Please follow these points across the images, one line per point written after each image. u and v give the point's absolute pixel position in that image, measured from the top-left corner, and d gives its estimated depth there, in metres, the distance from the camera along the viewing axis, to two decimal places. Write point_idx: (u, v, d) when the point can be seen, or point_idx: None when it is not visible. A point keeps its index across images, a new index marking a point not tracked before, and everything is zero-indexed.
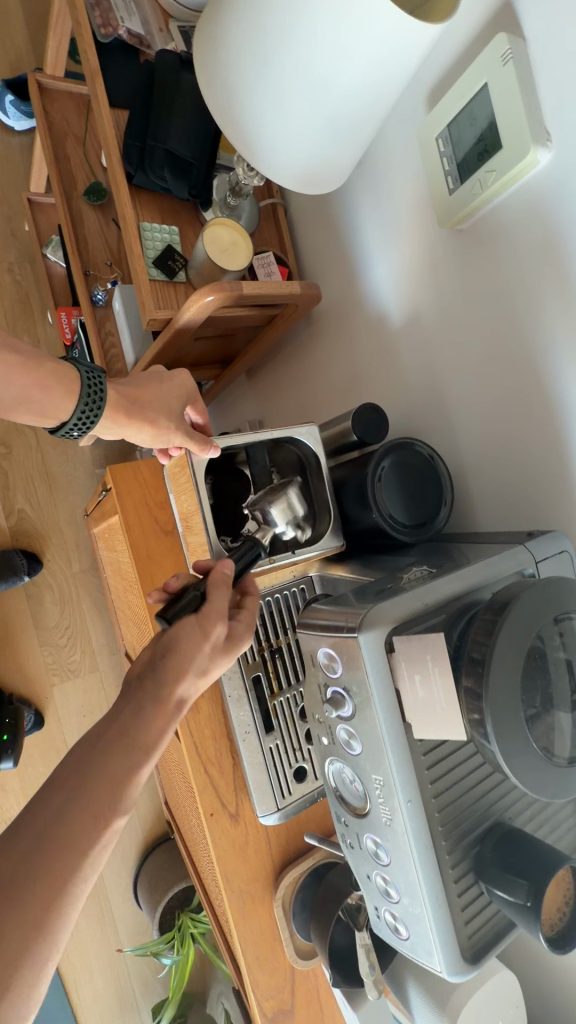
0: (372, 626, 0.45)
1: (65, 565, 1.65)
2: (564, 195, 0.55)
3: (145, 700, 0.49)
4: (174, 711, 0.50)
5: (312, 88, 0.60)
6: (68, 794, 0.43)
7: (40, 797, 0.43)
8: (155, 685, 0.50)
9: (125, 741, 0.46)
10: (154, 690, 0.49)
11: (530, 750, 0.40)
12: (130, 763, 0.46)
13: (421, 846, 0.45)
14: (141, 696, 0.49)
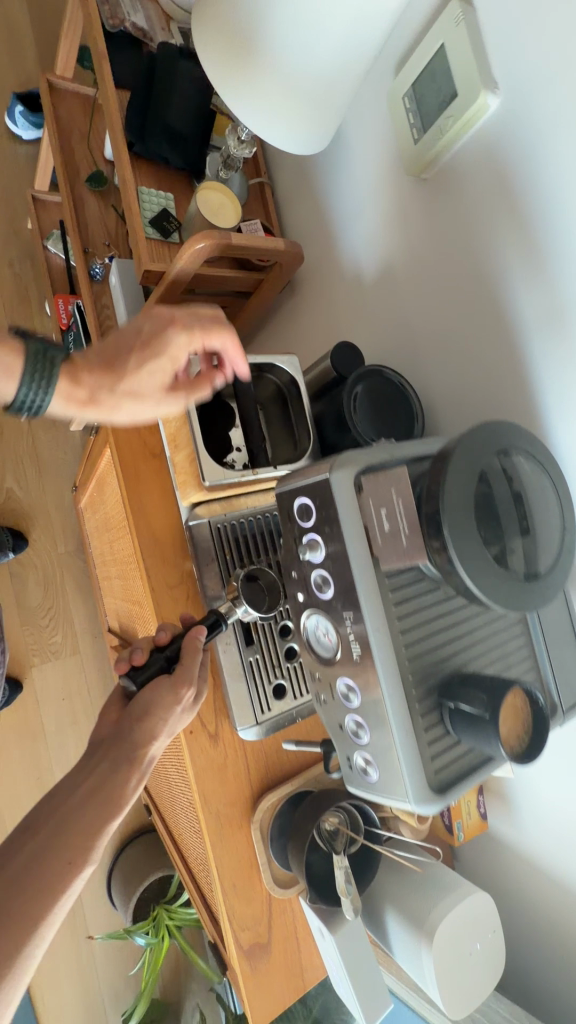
0: (343, 466, 0.49)
1: (51, 546, 1.65)
2: (511, 134, 0.63)
3: (116, 757, 0.57)
4: (139, 771, 0.57)
5: (294, 50, 0.70)
6: (42, 840, 0.50)
7: (19, 847, 0.50)
8: (125, 742, 0.58)
9: (96, 796, 0.54)
10: (124, 748, 0.58)
11: (484, 559, 0.44)
12: (100, 814, 0.53)
13: (388, 670, 0.48)
14: (112, 755, 0.57)
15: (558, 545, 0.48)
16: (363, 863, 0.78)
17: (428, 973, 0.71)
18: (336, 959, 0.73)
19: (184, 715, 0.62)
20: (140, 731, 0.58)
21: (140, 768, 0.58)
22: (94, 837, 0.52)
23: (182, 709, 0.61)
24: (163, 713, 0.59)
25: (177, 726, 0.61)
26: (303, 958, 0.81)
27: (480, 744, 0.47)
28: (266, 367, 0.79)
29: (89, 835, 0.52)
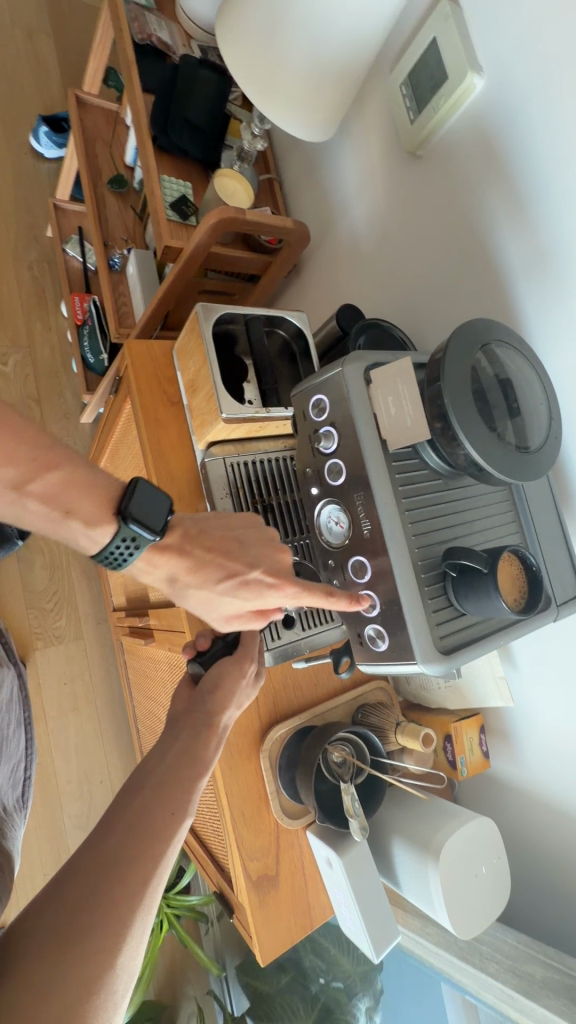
0: (354, 360, 0.55)
1: None
2: (496, 108, 0.73)
3: (193, 726, 0.55)
4: (216, 736, 0.55)
5: (307, 42, 0.80)
6: (144, 799, 0.46)
7: (115, 812, 0.45)
8: (199, 712, 0.56)
9: (185, 756, 0.51)
10: (200, 715, 0.56)
11: (479, 428, 0.50)
12: (191, 773, 0.50)
13: (395, 536, 0.53)
14: (190, 723, 0.55)
15: (545, 429, 0.54)
16: (369, 792, 0.80)
17: (435, 892, 0.72)
18: (344, 886, 0.74)
19: (249, 690, 0.62)
20: (213, 698, 0.57)
21: (216, 735, 0.55)
22: (192, 795, 0.49)
23: (246, 684, 0.61)
24: (230, 686, 0.59)
25: (243, 701, 0.61)
26: (310, 897, 0.80)
27: (480, 603, 0.51)
28: (278, 319, 0.85)
29: (187, 794, 0.49)
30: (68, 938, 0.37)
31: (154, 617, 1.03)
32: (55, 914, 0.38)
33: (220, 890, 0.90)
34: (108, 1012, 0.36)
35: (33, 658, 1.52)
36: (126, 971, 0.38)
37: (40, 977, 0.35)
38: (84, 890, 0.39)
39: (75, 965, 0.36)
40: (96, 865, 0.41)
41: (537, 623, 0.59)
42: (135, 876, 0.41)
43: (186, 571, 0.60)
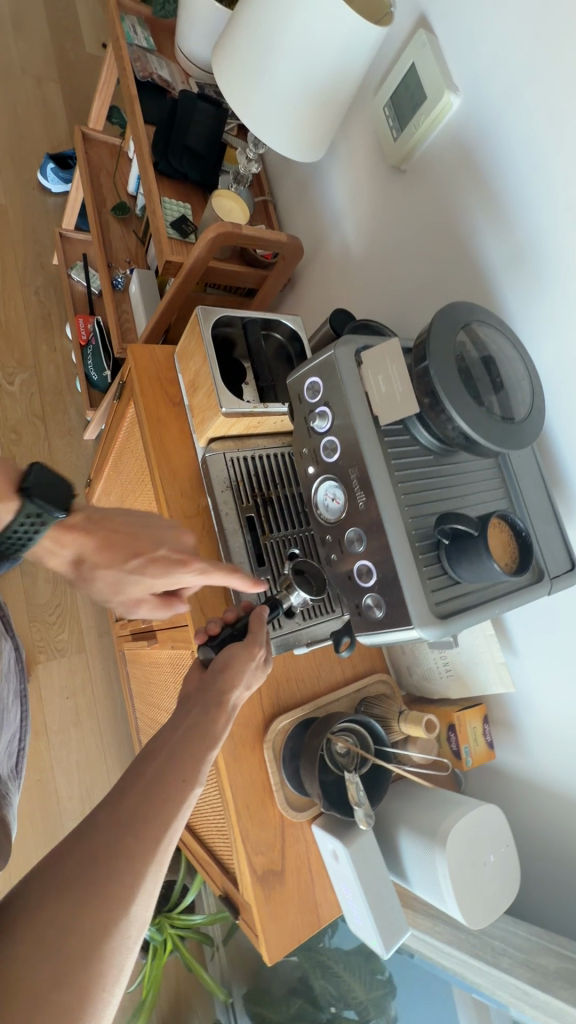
0: (345, 343, 0.58)
1: None
2: (471, 122, 0.78)
3: (203, 701, 0.56)
4: (226, 713, 0.56)
5: (298, 68, 0.87)
6: (161, 764, 0.47)
7: (133, 774, 0.47)
8: (210, 690, 0.57)
9: (197, 729, 0.53)
10: (210, 694, 0.57)
11: (464, 399, 0.53)
12: (205, 744, 0.52)
13: (389, 505, 0.55)
14: (200, 700, 0.56)
15: (528, 404, 0.57)
16: (374, 783, 0.79)
17: (443, 881, 0.72)
18: (351, 878, 0.73)
19: (260, 673, 0.63)
20: (224, 677, 0.58)
21: (227, 711, 0.57)
22: (206, 764, 0.50)
23: (256, 667, 0.62)
24: (240, 664, 0.60)
25: (253, 682, 0.62)
26: (317, 892, 0.79)
27: (472, 567, 0.53)
28: (274, 321, 0.89)
29: (201, 762, 0.50)
30: (83, 884, 0.39)
31: (157, 618, 1.04)
32: (74, 862, 0.40)
33: (226, 893, 0.88)
34: (120, 957, 0.38)
35: (36, 671, 1.47)
36: (137, 922, 0.39)
37: (57, 920, 0.37)
38: (98, 845, 0.41)
39: (91, 910, 0.38)
40: (114, 820, 0.42)
41: (531, 595, 0.60)
42: (149, 835, 0.42)
43: (89, 553, 0.68)
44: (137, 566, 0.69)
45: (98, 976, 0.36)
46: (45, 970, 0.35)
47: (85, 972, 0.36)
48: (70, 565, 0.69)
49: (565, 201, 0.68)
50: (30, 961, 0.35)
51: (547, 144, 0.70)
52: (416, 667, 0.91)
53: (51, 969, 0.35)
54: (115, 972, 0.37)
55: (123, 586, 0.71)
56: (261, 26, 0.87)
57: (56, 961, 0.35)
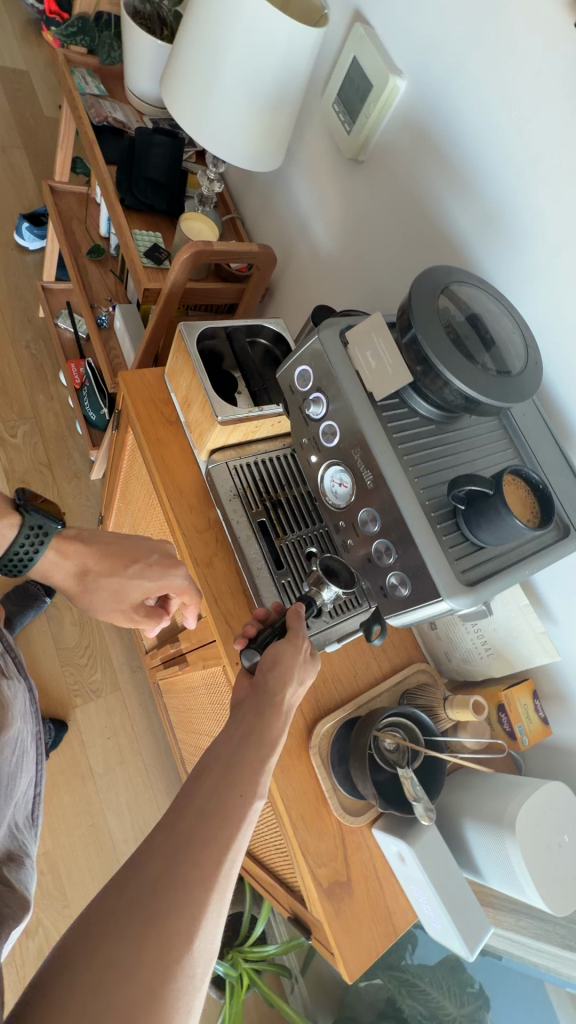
0: (328, 325, 0.58)
1: None
2: (420, 99, 0.79)
3: (257, 704, 0.56)
4: (283, 716, 0.55)
5: (244, 80, 0.89)
6: (213, 785, 0.47)
7: (186, 798, 0.46)
8: (263, 693, 0.56)
9: (250, 739, 0.52)
10: (264, 695, 0.56)
11: (456, 359, 0.52)
12: (257, 759, 0.51)
13: (396, 479, 0.54)
14: (254, 701, 0.56)
15: (523, 357, 0.56)
16: (430, 775, 0.76)
17: (518, 869, 0.68)
18: (421, 880, 0.70)
19: (310, 667, 0.60)
20: (275, 677, 0.57)
21: (284, 715, 0.56)
22: (259, 781, 0.49)
23: (305, 658, 0.60)
24: (289, 659, 0.58)
25: (306, 676, 0.59)
26: (388, 899, 0.75)
27: (493, 527, 0.52)
28: (257, 327, 0.90)
29: (253, 780, 0.49)
30: (143, 916, 0.39)
31: (186, 642, 1.02)
32: (134, 892, 0.40)
33: (296, 913, 0.85)
34: (184, 998, 0.37)
35: (75, 716, 1.45)
36: (202, 957, 0.39)
37: (116, 964, 0.36)
38: (155, 879, 0.40)
39: (151, 949, 0.37)
40: (173, 845, 0.42)
41: (560, 553, 0.58)
42: (206, 863, 0.42)
43: (96, 559, 0.73)
44: (138, 573, 0.73)
45: (163, 1020, 0.36)
46: (107, 1022, 0.34)
47: (148, 1016, 0.35)
48: (77, 575, 0.74)
49: (526, 155, 0.68)
50: (91, 1012, 0.34)
51: (497, 105, 0.70)
52: (454, 651, 0.87)
53: (113, 1019, 0.35)
54: (179, 1013, 0.37)
55: (125, 594, 0.74)
56: (203, 49, 0.89)
57: (115, 1012, 0.35)
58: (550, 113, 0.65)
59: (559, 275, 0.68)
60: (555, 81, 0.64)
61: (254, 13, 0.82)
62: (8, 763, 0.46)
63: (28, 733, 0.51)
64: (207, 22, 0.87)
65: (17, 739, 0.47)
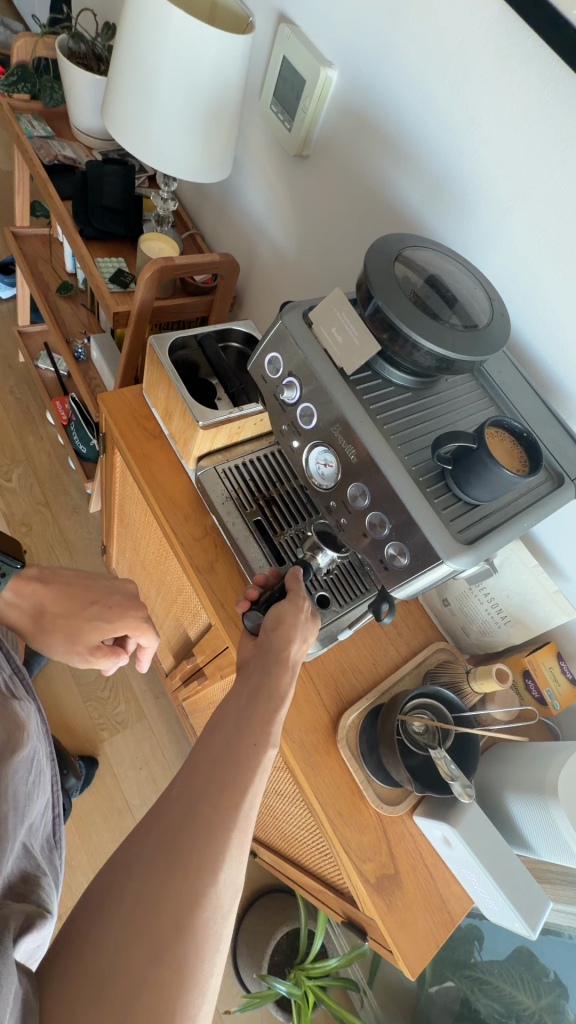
0: (290, 309, 0.59)
1: None
2: (354, 84, 0.80)
3: (263, 663, 0.57)
4: (289, 668, 0.57)
5: (181, 94, 0.90)
6: (225, 738, 0.50)
7: (201, 751, 0.49)
8: (268, 651, 0.58)
9: (260, 693, 0.54)
10: (269, 652, 0.58)
11: (421, 319, 0.52)
12: (268, 710, 0.53)
13: (379, 448, 0.53)
14: (260, 662, 0.57)
15: (489, 310, 0.56)
16: (463, 753, 0.73)
17: (568, 835, 0.66)
18: (470, 861, 0.67)
19: (312, 624, 0.62)
20: (278, 635, 0.59)
21: (289, 668, 0.57)
22: (270, 730, 0.51)
23: (306, 617, 0.62)
24: (291, 618, 0.60)
25: (308, 634, 0.61)
26: (440, 887, 0.73)
27: (482, 481, 0.51)
28: (228, 331, 0.90)
29: (265, 730, 0.51)
30: (166, 859, 0.42)
31: (201, 656, 1.01)
32: (155, 840, 0.44)
33: (351, 914, 0.82)
34: (214, 927, 0.41)
35: (104, 754, 1.41)
36: (227, 890, 0.43)
37: (143, 902, 0.41)
38: (175, 825, 0.44)
39: (175, 887, 0.41)
40: (189, 796, 0.46)
41: (556, 501, 0.58)
42: (222, 809, 0.45)
43: (52, 600, 0.64)
44: (97, 614, 0.66)
45: (194, 948, 0.40)
46: (141, 950, 0.39)
47: (177, 946, 0.40)
48: (29, 619, 0.64)
49: (464, 119, 0.68)
50: (126, 942, 0.40)
51: (431, 77, 0.70)
52: (471, 625, 0.85)
53: (146, 947, 0.39)
54: (210, 940, 0.41)
55: (80, 635, 0.65)
56: (135, 74, 0.91)
57: (148, 942, 0.40)
58: (480, 74, 0.65)
59: (515, 230, 0.68)
60: (480, 41, 0.64)
61: (181, 30, 0.83)
62: (29, 778, 0.46)
63: (44, 751, 0.52)
64: (137, 47, 0.89)
65: (33, 759, 0.47)
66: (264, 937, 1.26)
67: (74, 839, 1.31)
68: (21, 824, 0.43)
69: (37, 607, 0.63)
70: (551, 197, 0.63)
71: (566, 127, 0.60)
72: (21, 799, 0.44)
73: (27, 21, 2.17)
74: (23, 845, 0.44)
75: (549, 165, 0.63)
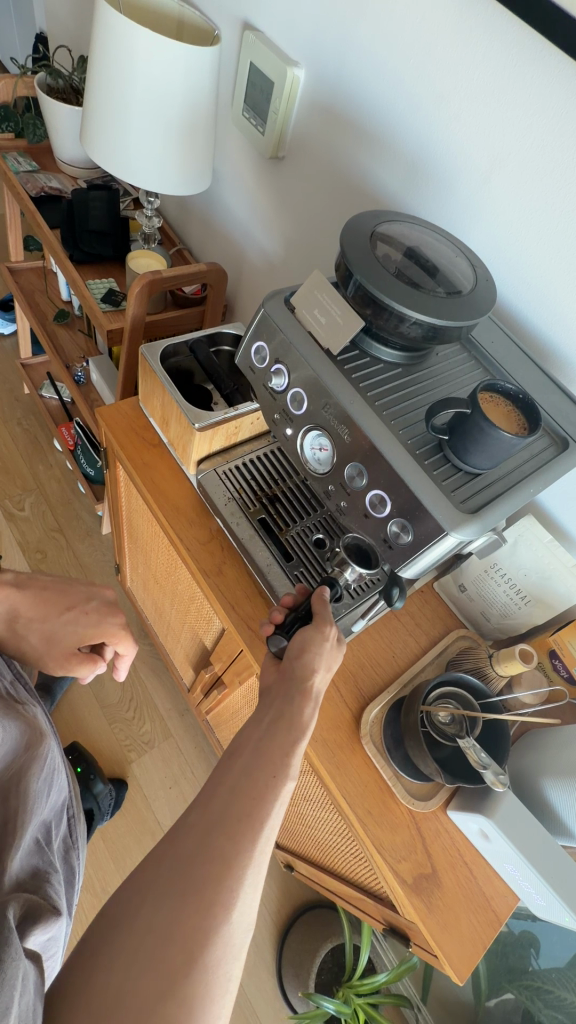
0: (272, 297, 0.59)
1: None
2: (323, 76, 0.80)
3: (286, 690, 0.55)
4: (311, 700, 0.54)
5: (154, 109, 0.91)
6: (245, 765, 0.49)
7: (223, 778, 0.48)
8: (291, 676, 0.56)
9: (279, 723, 0.52)
10: (292, 674, 0.56)
11: (402, 289, 0.51)
12: (287, 741, 0.51)
13: (372, 426, 0.52)
14: (283, 689, 0.55)
15: (473, 277, 0.56)
16: (494, 741, 0.70)
17: None
18: (511, 855, 0.63)
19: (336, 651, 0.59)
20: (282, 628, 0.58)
21: (311, 699, 0.55)
22: (290, 762, 0.50)
23: (332, 645, 0.59)
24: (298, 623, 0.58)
25: (332, 662, 0.58)
26: (482, 885, 0.69)
27: (481, 449, 0.50)
28: (218, 335, 0.91)
29: (284, 761, 0.50)
30: (180, 892, 0.42)
31: (218, 664, 0.99)
32: (167, 871, 0.44)
33: (394, 921, 0.79)
34: (224, 964, 0.42)
35: (133, 777, 1.38)
36: (240, 928, 0.43)
37: (154, 933, 0.41)
38: (189, 859, 0.44)
39: (187, 921, 0.41)
40: (204, 826, 0.45)
41: (560, 466, 0.56)
42: (241, 842, 0.44)
43: (26, 605, 0.61)
44: (73, 619, 0.64)
45: (202, 984, 0.40)
46: (152, 982, 0.40)
47: (189, 980, 0.40)
48: (4, 623, 0.61)
49: (434, 96, 0.68)
50: (136, 973, 0.40)
51: (400, 61, 0.70)
52: (491, 609, 0.82)
53: (157, 979, 0.40)
54: (219, 978, 0.41)
55: (58, 645, 0.63)
56: (105, 96, 0.93)
57: (160, 975, 0.40)
58: (444, 48, 0.65)
59: (494, 200, 0.67)
60: (441, 17, 0.64)
61: (147, 49, 0.85)
62: (41, 778, 0.52)
63: (56, 753, 0.57)
64: (105, 69, 0.91)
65: (47, 763, 0.54)
66: (309, 955, 1.22)
67: (109, 864, 1.28)
68: (31, 822, 0.48)
69: (9, 612, 0.60)
70: (528, 164, 0.63)
71: (537, 88, 0.59)
72: (32, 796, 0.49)
73: (6, 62, 2.24)
74: (33, 841, 0.49)
75: (523, 128, 0.62)
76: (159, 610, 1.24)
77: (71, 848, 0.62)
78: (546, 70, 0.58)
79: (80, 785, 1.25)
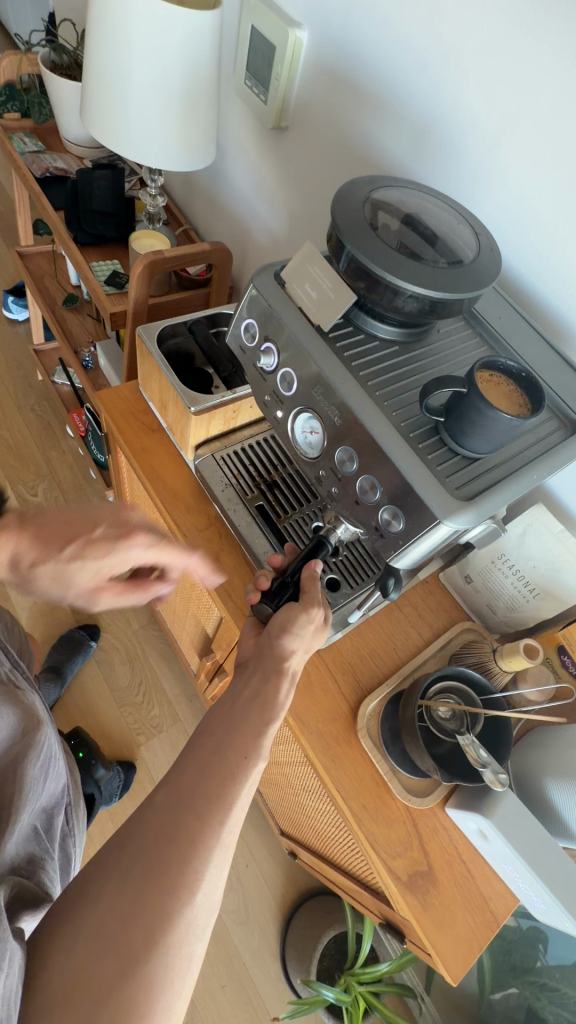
0: (261, 271, 0.56)
1: (124, 623, 1.56)
2: (326, 36, 0.76)
3: (261, 670, 0.57)
4: (287, 682, 0.56)
5: (153, 78, 0.88)
6: (216, 741, 0.51)
7: (205, 765, 0.49)
8: (267, 658, 0.57)
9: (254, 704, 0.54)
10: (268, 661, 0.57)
11: (395, 259, 0.47)
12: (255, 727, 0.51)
13: (362, 406, 0.49)
14: (258, 668, 0.56)
15: (475, 245, 0.52)
16: (495, 738, 0.67)
17: None
18: (510, 856, 0.60)
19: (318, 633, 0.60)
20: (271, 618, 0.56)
21: (286, 678, 0.56)
22: (261, 744, 0.52)
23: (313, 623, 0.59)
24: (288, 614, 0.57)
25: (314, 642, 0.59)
26: (480, 884, 0.67)
27: (478, 432, 0.47)
28: (218, 316, 0.88)
29: (256, 741, 0.52)
30: (145, 873, 0.43)
31: (220, 653, 0.99)
32: (132, 852, 0.44)
33: (390, 916, 0.78)
34: (186, 944, 0.42)
35: (140, 761, 1.39)
36: (204, 908, 0.44)
37: (116, 914, 0.42)
38: (153, 839, 0.45)
39: (150, 900, 0.42)
40: (172, 804, 0.46)
41: (568, 448, 0.53)
42: (207, 824, 0.46)
43: None
44: None
45: (165, 967, 0.41)
46: (109, 965, 0.40)
47: (150, 961, 0.40)
48: None
49: (441, 53, 0.64)
50: (99, 952, 0.40)
51: (405, 18, 0.66)
52: (497, 602, 0.78)
53: (116, 961, 0.40)
54: (181, 960, 0.42)
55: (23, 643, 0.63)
56: (102, 70, 0.90)
57: (120, 958, 0.40)
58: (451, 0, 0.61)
59: (504, 166, 0.63)
60: None
61: (143, 16, 0.82)
62: (37, 764, 0.53)
63: (53, 743, 0.59)
64: (104, 38, 0.87)
65: (45, 751, 0.55)
66: (312, 941, 1.22)
67: None
68: (27, 807, 0.49)
69: None
70: (541, 123, 0.58)
71: (551, 37, 0.54)
72: (27, 783, 0.50)
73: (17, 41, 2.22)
74: (29, 827, 0.50)
75: (536, 82, 0.57)
76: (165, 596, 1.24)
77: (68, 836, 0.63)
78: (562, 15, 0.53)
79: (84, 767, 1.26)
